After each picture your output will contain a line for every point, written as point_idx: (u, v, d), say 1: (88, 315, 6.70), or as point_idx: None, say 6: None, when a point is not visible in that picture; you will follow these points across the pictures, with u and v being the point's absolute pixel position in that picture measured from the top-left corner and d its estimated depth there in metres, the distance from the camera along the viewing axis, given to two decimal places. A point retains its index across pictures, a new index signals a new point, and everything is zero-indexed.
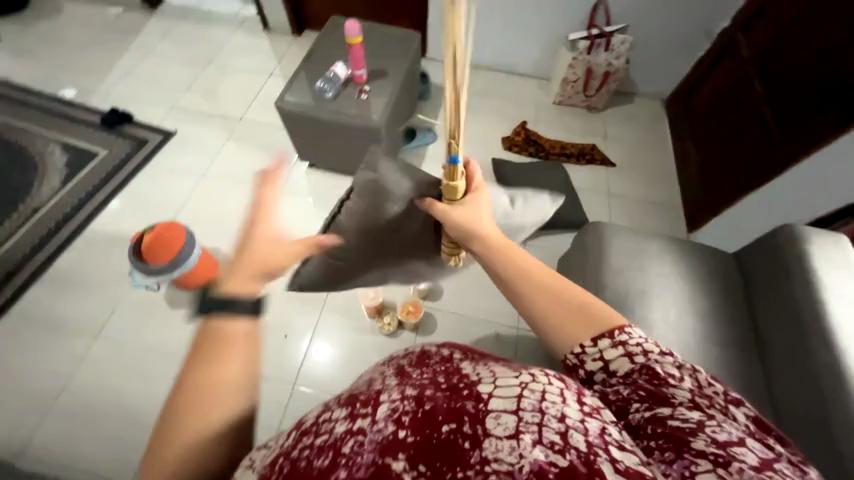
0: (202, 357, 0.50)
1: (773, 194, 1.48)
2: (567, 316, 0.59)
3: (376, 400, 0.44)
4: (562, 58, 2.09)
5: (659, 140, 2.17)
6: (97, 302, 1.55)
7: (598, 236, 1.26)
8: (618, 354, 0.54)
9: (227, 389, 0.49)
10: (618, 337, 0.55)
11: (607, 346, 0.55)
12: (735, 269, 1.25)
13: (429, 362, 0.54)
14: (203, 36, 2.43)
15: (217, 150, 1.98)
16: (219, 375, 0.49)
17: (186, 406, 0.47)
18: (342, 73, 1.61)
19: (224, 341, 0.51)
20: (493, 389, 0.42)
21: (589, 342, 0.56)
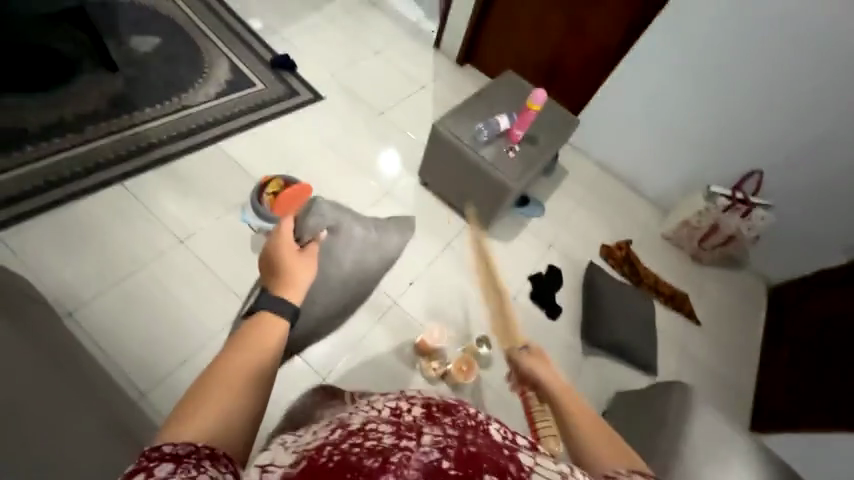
0: (243, 340, 0.62)
1: None
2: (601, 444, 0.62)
3: (420, 429, 0.45)
4: (693, 201, 2.08)
5: (751, 321, 2.08)
6: (195, 212, 1.62)
7: (684, 400, 1.19)
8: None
9: (256, 363, 0.59)
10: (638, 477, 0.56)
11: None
12: None
13: (454, 412, 0.49)
14: (381, 28, 2.61)
15: (351, 130, 2.08)
16: (256, 353, 0.60)
17: (225, 373, 0.56)
18: (503, 126, 1.67)
19: (268, 329, 0.65)
20: (533, 464, 0.45)
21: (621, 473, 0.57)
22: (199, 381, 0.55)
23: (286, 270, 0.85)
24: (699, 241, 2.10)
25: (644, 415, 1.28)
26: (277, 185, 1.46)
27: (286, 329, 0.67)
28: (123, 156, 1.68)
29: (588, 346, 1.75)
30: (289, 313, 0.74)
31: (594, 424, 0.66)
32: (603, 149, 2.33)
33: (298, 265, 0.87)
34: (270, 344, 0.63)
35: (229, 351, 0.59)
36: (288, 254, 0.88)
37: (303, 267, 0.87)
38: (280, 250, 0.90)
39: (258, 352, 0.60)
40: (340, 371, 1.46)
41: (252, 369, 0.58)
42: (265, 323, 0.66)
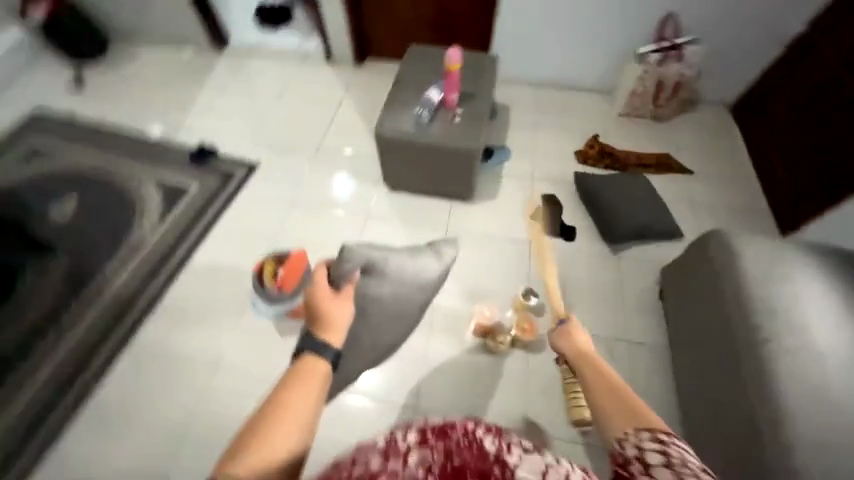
0: (291, 383, 0.72)
1: None
2: (614, 409, 0.70)
3: (404, 452, 0.52)
4: (629, 71, 2.12)
5: (732, 144, 2.16)
6: (210, 332, 1.58)
7: (724, 245, 1.27)
8: (656, 451, 0.60)
9: (300, 409, 0.69)
10: (658, 436, 0.63)
11: (646, 442, 0.62)
12: None
13: (448, 431, 0.55)
14: (272, 72, 2.55)
15: (302, 179, 2.05)
16: (300, 399, 0.70)
17: (274, 417, 0.67)
18: (436, 98, 1.66)
19: (311, 372, 0.75)
20: (514, 463, 0.52)
21: (632, 431, 0.65)
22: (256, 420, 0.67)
23: (324, 317, 0.86)
24: (653, 102, 2.17)
25: (700, 277, 1.33)
26: (272, 265, 1.41)
27: (328, 368, 0.78)
28: (114, 321, 1.62)
29: (615, 245, 1.80)
30: (331, 357, 0.79)
31: (617, 393, 0.72)
32: (528, 69, 2.35)
33: (335, 308, 0.88)
34: (310, 390, 0.72)
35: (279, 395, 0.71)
36: (324, 300, 0.89)
37: (340, 313, 0.88)
38: (314, 296, 0.90)
39: (301, 395, 0.71)
40: (423, 392, 1.47)
41: (293, 418, 0.68)
42: (309, 364, 0.76)
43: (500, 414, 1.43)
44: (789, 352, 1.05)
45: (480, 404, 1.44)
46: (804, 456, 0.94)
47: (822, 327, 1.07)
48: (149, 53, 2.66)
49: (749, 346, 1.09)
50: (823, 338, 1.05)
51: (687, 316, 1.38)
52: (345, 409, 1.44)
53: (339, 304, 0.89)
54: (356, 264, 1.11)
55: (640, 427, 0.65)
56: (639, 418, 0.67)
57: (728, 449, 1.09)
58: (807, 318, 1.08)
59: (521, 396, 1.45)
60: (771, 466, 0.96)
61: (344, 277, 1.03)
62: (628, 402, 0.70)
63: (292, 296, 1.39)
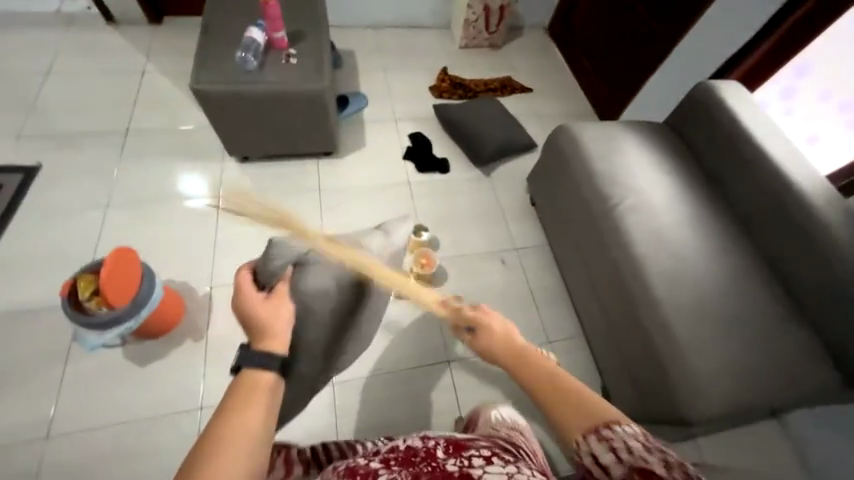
0: (233, 403, 0.51)
1: (668, 74, 1.75)
2: (561, 406, 0.51)
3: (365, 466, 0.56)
4: (458, 0, 2.17)
5: (555, 61, 2.43)
6: (28, 396, 1.16)
7: (570, 137, 1.42)
8: (610, 452, 0.44)
9: (255, 431, 0.49)
10: (606, 432, 0.46)
11: (599, 443, 0.46)
12: (670, 131, 1.49)
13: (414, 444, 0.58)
14: (25, 46, 1.87)
15: (114, 171, 1.59)
16: (252, 419, 0.50)
17: (217, 442, 0.46)
18: (260, 38, 1.41)
19: (255, 389, 0.54)
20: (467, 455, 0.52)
21: (583, 439, 0.47)
22: (186, 461, 0.44)
23: (263, 329, 0.64)
24: (485, 30, 2.26)
25: (555, 172, 1.48)
26: (88, 281, 1.06)
27: (275, 374, 0.58)
28: None
29: (486, 166, 1.89)
30: (278, 366, 0.58)
31: (552, 378, 0.56)
32: (362, 11, 2.21)
33: (275, 315, 0.66)
34: (262, 406, 0.53)
35: (218, 418, 0.49)
36: (259, 313, 0.65)
37: (282, 314, 0.67)
38: (253, 315, 0.65)
39: (256, 414, 0.51)
40: (339, 362, 1.34)
41: (245, 445, 0.47)
42: (257, 381, 0.55)
43: (424, 354, 1.39)
44: (631, 207, 1.23)
45: (402, 352, 1.38)
46: (657, 282, 1.12)
47: (645, 182, 1.28)
48: None
49: (604, 212, 1.25)
50: (648, 191, 1.26)
51: (554, 209, 1.53)
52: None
53: (276, 307, 0.67)
54: (289, 259, 0.72)
55: (590, 427, 0.47)
56: (590, 413, 0.49)
57: (607, 304, 1.24)
58: (634, 179, 1.29)
59: (439, 329, 1.43)
60: (639, 300, 1.12)
61: (272, 278, 0.70)
62: (567, 388, 0.53)
63: (130, 310, 1.04)
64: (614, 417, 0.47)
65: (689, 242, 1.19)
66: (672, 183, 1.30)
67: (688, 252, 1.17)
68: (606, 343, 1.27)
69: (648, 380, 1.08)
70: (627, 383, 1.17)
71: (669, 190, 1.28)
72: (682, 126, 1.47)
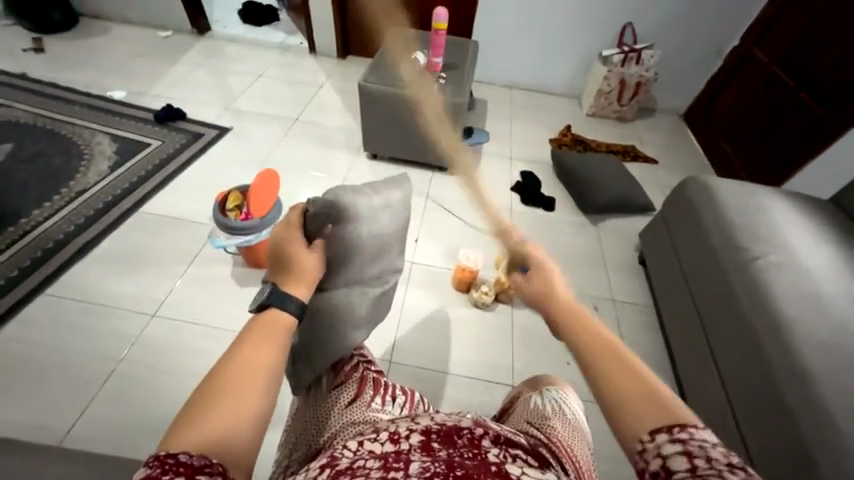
0: (252, 338, 0.49)
1: (835, 155, 1.62)
2: (638, 408, 0.45)
3: (407, 458, 0.43)
4: (596, 72, 2.31)
5: (686, 143, 2.36)
6: (157, 280, 1.40)
7: (703, 186, 1.33)
8: (679, 453, 0.40)
9: (268, 370, 0.47)
10: (676, 433, 0.41)
11: (664, 441, 0.41)
12: (841, 211, 1.35)
13: (457, 438, 0.48)
14: (253, 56, 2.54)
15: (276, 143, 1.96)
16: (267, 353, 0.48)
17: (234, 372, 0.45)
18: (422, 60, 1.75)
19: (276, 330, 0.52)
20: (519, 471, 0.43)
21: (647, 435, 0.43)
22: (202, 389, 0.43)
23: (292, 266, 0.60)
24: (617, 101, 2.34)
25: (675, 220, 1.39)
26: (237, 196, 1.28)
27: (293, 322, 0.54)
28: (30, 267, 1.37)
29: (594, 216, 1.83)
30: (296, 310, 0.55)
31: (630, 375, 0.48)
32: (504, 71, 2.51)
33: (308, 258, 0.62)
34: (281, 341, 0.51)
35: (242, 344, 0.48)
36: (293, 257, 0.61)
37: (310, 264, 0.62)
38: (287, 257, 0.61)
39: (275, 352, 0.49)
40: (400, 344, 1.32)
41: (258, 379, 0.45)
42: (275, 320, 0.53)
43: (484, 366, 1.31)
44: (775, 265, 1.08)
45: (464, 357, 1.32)
46: (810, 354, 0.92)
47: (796, 244, 1.15)
48: (123, 30, 2.59)
49: (740, 265, 1.11)
50: (802, 254, 1.12)
51: (671, 264, 1.38)
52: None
53: (311, 253, 0.63)
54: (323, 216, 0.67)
55: (657, 425, 0.43)
56: (661, 412, 0.44)
57: (728, 371, 1.04)
58: (787, 239, 1.16)
59: (511, 345, 1.36)
60: (780, 369, 0.92)
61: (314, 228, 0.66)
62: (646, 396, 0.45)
63: (258, 225, 1.24)
64: (688, 418, 0.42)
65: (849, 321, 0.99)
66: (833, 255, 1.14)
67: None
68: (714, 419, 1.05)
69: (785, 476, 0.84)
70: None
71: (830, 258, 1.13)
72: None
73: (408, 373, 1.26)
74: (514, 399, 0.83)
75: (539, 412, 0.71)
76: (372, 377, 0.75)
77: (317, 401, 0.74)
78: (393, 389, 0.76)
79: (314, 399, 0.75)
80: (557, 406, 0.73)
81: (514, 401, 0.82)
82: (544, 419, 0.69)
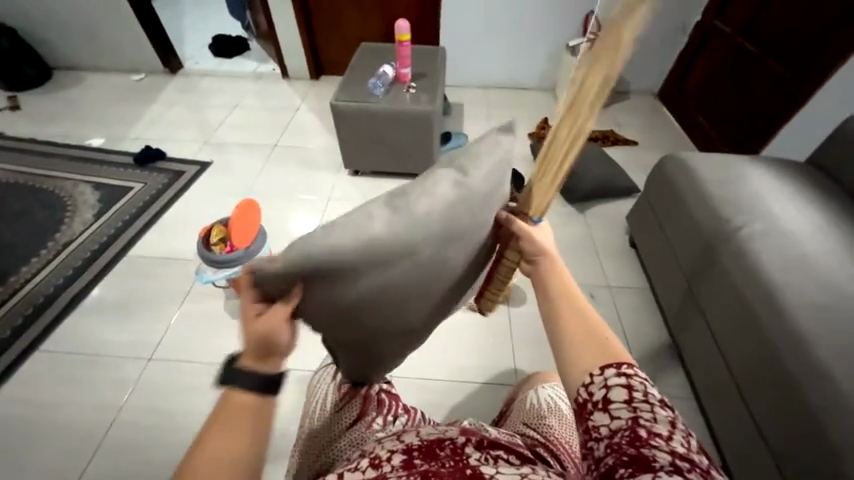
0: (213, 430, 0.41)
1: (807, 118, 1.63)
2: (589, 348, 0.47)
3: (383, 477, 0.44)
4: (566, 63, 2.33)
5: (664, 121, 2.37)
6: (150, 322, 1.39)
7: (680, 163, 1.34)
8: (622, 386, 0.43)
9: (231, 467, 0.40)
10: (624, 368, 0.45)
11: (612, 375, 0.44)
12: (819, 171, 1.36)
13: (440, 449, 0.48)
14: (227, 88, 2.56)
15: (257, 171, 1.97)
16: (229, 450, 0.40)
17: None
18: (390, 73, 1.77)
19: (240, 416, 0.42)
20: (496, 472, 0.43)
21: (597, 372, 0.45)
22: None
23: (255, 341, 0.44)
24: None
25: (658, 201, 1.40)
26: (220, 229, 1.28)
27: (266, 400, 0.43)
28: (21, 325, 1.36)
29: (581, 204, 1.83)
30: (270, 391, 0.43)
31: (585, 322, 0.49)
32: (475, 73, 2.53)
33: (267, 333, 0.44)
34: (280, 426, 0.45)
35: (243, 415, 0.42)
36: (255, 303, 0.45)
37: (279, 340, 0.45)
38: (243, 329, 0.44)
39: (248, 442, 0.41)
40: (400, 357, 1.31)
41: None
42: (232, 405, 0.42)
43: (487, 368, 1.30)
44: (759, 233, 1.08)
45: (466, 363, 1.31)
46: (802, 317, 0.92)
47: (778, 209, 1.15)
48: (97, 78, 2.61)
49: (726, 237, 1.11)
50: (783, 219, 1.12)
51: (659, 243, 1.38)
52: (295, 371, 1.28)
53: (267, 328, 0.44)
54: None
55: (606, 362, 0.46)
56: (606, 350, 0.47)
57: (728, 345, 1.04)
58: (768, 205, 1.16)
59: (511, 344, 1.36)
60: (775, 336, 0.92)
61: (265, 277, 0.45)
62: (595, 336, 0.48)
63: (243, 256, 1.24)
64: (624, 356, 0.46)
65: (838, 279, 0.99)
66: (815, 216, 1.14)
67: (847, 286, 0.98)
68: (725, 393, 1.05)
69: (798, 442, 0.84)
70: (758, 447, 0.94)
71: (813, 220, 1.13)
72: (833, 165, 1.34)
73: (410, 385, 1.26)
74: (509, 402, 0.82)
75: (535, 411, 0.70)
76: (370, 395, 0.72)
77: (319, 422, 0.74)
78: (397, 407, 0.73)
79: (316, 421, 0.75)
80: (553, 403, 0.72)
81: (511, 402, 0.82)
82: (540, 418, 0.68)
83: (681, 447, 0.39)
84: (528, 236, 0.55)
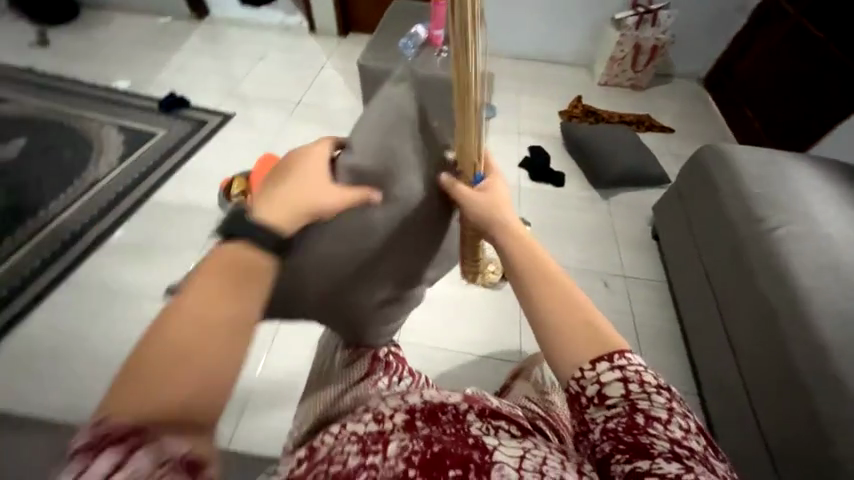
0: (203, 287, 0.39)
1: None
2: (578, 335, 0.49)
3: (386, 438, 0.45)
4: (608, 38, 2.19)
5: (706, 110, 2.23)
6: (170, 267, 1.44)
7: (720, 155, 1.26)
8: (616, 379, 0.46)
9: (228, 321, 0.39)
10: (617, 361, 0.47)
11: (606, 370, 0.47)
12: None
13: (442, 414, 0.48)
14: (254, 39, 2.50)
15: (279, 128, 1.95)
16: (220, 305, 0.39)
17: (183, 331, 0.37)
18: (422, 34, 1.69)
19: (234, 274, 0.41)
20: (497, 443, 0.44)
21: (588, 365, 0.47)
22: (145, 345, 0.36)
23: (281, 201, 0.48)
24: (631, 68, 2.22)
25: (689, 193, 1.34)
26: (241, 182, 1.29)
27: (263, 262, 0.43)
28: (51, 257, 1.43)
29: (606, 190, 1.77)
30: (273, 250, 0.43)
31: (572, 308, 0.50)
32: (510, 41, 2.40)
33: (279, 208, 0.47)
34: (239, 315, 0.39)
35: (211, 276, 0.40)
36: (301, 210, 0.48)
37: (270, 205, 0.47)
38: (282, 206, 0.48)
39: (244, 297, 0.41)
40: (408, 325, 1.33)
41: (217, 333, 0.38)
42: (229, 262, 0.42)
43: (493, 345, 1.31)
44: (793, 236, 1.03)
45: (472, 338, 1.32)
46: (825, 327, 0.89)
47: (818, 212, 1.08)
48: (125, 18, 2.57)
49: (757, 237, 1.06)
50: (824, 223, 1.06)
51: (684, 236, 1.33)
52: (304, 328, 1.32)
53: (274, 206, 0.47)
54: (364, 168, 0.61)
55: (597, 356, 0.48)
56: (600, 341, 0.48)
57: (741, 347, 1.02)
58: (808, 208, 1.09)
59: (518, 324, 1.36)
60: (793, 342, 0.90)
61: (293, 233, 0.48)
62: (588, 324, 0.49)
63: None
64: (621, 346, 0.48)
65: None
66: None
67: None
68: (730, 393, 1.05)
69: (796, 442, 0.84)
70: (756, 446, 0.94)
71: None
72: None
73: (415, 352, 1.28)
74: (516, 374, 0.83)
75: (536, 388, 0.71)
76: (375, 355, 0.74)
77: (328, 375, 0.76)
78: (401, 368, 0.75)
79: (324, 374, 0.77)
80: (560, 384, 0.73)
81: (518, 375, 0.82)
82: (543, 395, 0.69)
83: (677, 432, 0.43)
84: (468, 203, 0.58)
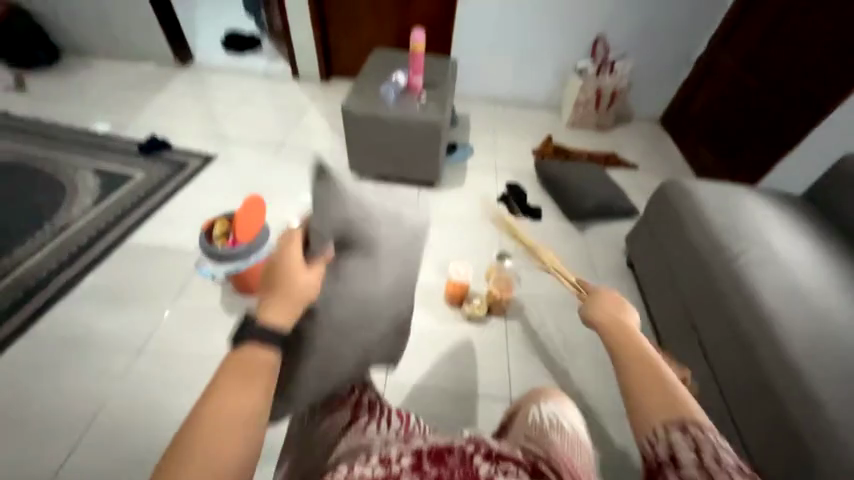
0: (232, 377, 0.45)
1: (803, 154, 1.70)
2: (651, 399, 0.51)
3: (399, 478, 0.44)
4: (572, 84, 2.39)
5: (664, 147, 2.43)
6: (143, 313, 1.37)
7: (682, 189, 1.36)
8: (690, 447, 0.46)
9: (249, 411, 0.44)
10: (689, 431, 0.47)
11: (678, 437, 0.47)
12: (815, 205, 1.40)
13: (447, 457, 0.48)
14: (237, 83, 2.57)
15: (262, 168, 1.97)
16: (246, 396, 0.44)
17: (214, 414, 0.42)
18: (402, 81, 1.79)
19: (252, 369, 0.47)
20: None
21: (662, 428, 0.49)
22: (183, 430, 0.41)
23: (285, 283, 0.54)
24: (595, 110, 2.41)
25: (657, 223, 1.42)
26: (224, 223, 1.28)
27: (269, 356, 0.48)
28: (10, 307, 1.33)
29: (581, 222, 1.86)
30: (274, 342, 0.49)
31: (655, 379, 0.52)
32: (483, 87, 2.57)
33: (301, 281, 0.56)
34: (255, 405, 0.44)
35: (237, 365, 0.46)
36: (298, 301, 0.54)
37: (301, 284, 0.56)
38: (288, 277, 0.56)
39: (260, 390, 0.45)
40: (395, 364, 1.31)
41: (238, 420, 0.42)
42: (251, 355, 0.48)
43: (481, 380, 1.30)
44: (756, 263, 1.10)
45: (460, 374, 1.31)
46: (795, 346, 0.94)
47: (775, 240, 1.18)
48: (105, 64, 2.60)
49: (723, 263, 1.13)
50: (781, 250, 1.15)
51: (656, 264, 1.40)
52: None
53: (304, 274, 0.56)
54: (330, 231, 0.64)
55: (672, 422, 0.49)
56: (674, 409, 0.50)
57: (721, 371, 1.05)
58: (766, 236, 1.18)
59: (506, 357, 1.36)
60: (768, 363, 0.94)
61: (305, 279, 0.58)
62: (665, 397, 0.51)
63: (245, 252, 1.23)
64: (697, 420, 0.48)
65: (831, 312, 1.01)
66: (810, 249, 1.18)
67: (839, 319, 1.00)
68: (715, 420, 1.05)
69: (784, 465, 0.85)
70: None
71: (808, 253, 1.16)
72: (829, 200, 1.38)
73: (403, 392, 1.25)
74: (511, 416, 0.83)
75: (536, 427, 0.71)
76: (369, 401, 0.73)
77: (312, 423, 0.72)
78: (390, 413, 0.74)
79: (309, 425, 0.73)
80: (554, 420, 0.73)
81: (512, 416, 0.82)
82: (541, 433, 0.68)
83: None
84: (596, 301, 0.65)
